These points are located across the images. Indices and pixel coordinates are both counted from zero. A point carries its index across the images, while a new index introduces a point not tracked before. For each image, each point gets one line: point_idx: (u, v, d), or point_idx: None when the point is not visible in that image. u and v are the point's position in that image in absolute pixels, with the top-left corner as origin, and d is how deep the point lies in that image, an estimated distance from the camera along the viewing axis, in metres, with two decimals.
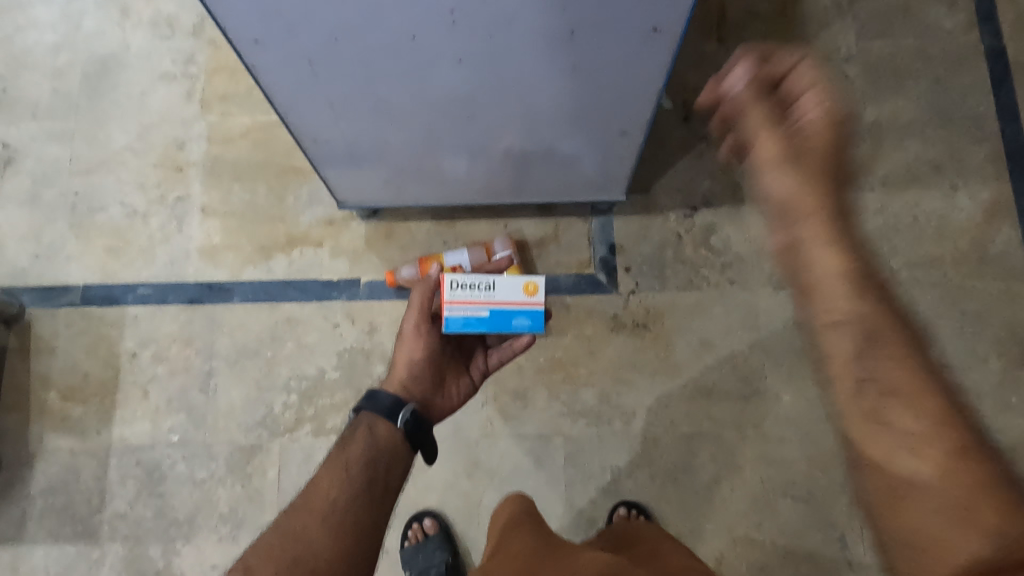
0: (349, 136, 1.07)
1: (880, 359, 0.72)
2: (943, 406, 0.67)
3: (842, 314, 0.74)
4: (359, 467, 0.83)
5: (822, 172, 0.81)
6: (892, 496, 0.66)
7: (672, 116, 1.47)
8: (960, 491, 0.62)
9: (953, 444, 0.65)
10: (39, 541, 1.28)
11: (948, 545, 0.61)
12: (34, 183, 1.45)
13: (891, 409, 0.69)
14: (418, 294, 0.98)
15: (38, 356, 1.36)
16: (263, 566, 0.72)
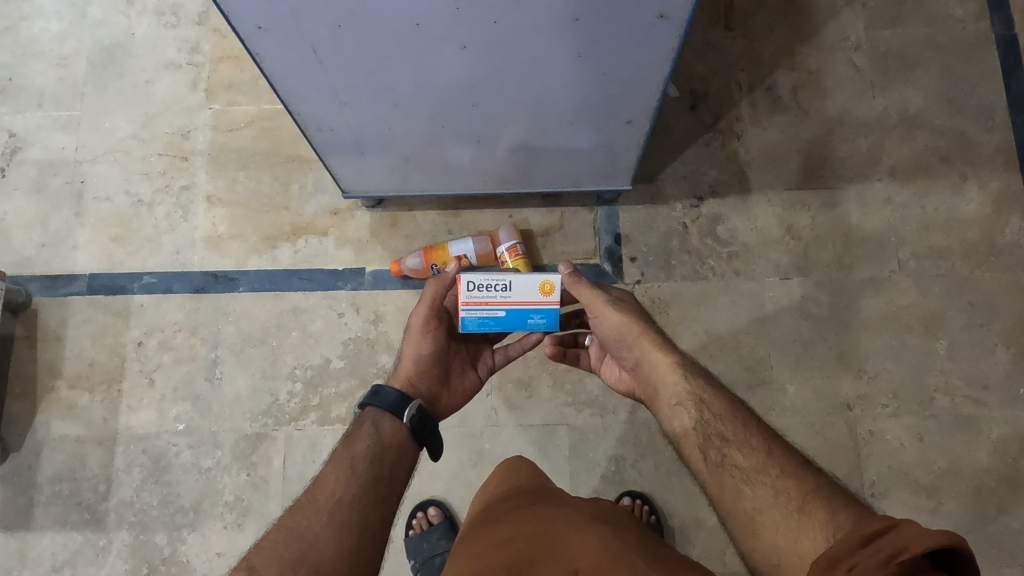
0: (353, 125, 1.07)
1: (709, 421, 0.80)
2: (765, 451, 0.75)
3: (680, 393, 0.84)
4: (365, 464, 0.81)
5: (639, 312, 0.94)
6: (746, 522, 0.71)
7: (678, 105, 1.46)
8: (790, 502, 0.69)
9: (779, 473, 0.73)
10: (45, 528, 1.29)
11: (798, 549, 0.65)
12: (40, 172, 1.45)
13: (729, 458, 0.76)
14: (432, 292, 0.96)
15: (45, 345, 1.37)
16: (267, 565, 0.69)
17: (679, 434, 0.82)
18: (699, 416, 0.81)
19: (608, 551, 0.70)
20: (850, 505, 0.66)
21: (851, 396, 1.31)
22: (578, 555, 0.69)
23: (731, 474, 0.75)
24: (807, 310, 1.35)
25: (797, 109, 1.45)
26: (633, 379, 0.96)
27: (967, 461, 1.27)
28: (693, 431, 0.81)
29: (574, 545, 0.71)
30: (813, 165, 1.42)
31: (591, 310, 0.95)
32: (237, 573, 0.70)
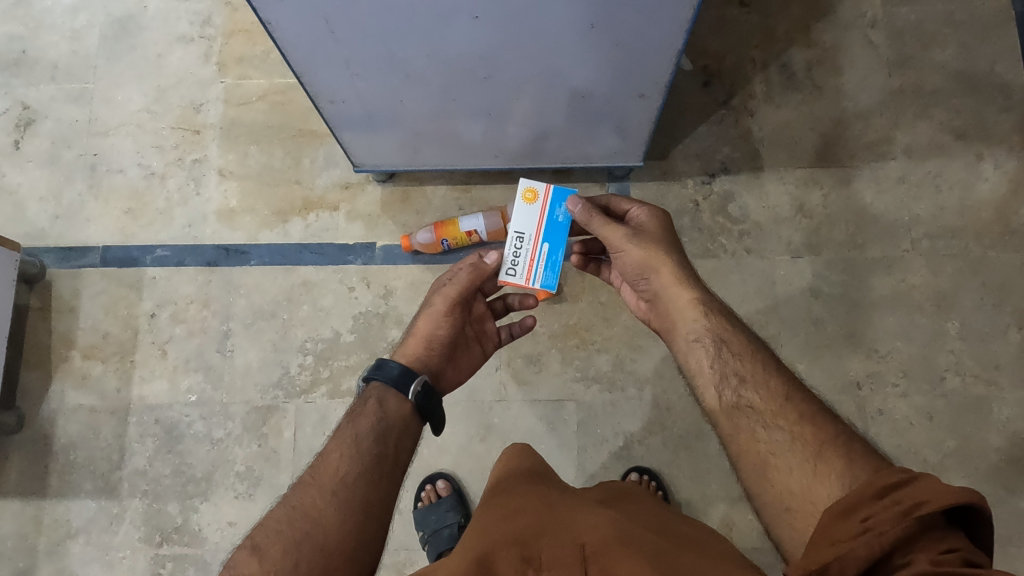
0: (364, 97, 1.07)
1: (727, 360, 0.81)
2: (784, 396, 0.76)
3: (699, 329, 0.85)
4: (368, 441, 0.81)
5: (661, 241, 0.93)
6: (759, 465, 0.72)
7: (691, 82, 1.45)
8: (806, 449, 0.70)
9: (796, 418, 0.73)
10: (60, 495, 1.31)
11: (811, 495, 0.66)
12: (53, 145, 1.46)
13: (745, 399, 0.77)
14: (462, 278, 0.97)
15: (59, 316, 1.38)
16: (270, 543, 0.70)
17: (695, 370, 0.84)
18: (717, 354, 0.82)
19: (612, 528, 0.69)
20: (867, 456, 0.67)
21: (860, 375, 1.31)
22: (586, 530, 0.68)
23: (747, 415, 0.76)
24: (818, 288, 1.34)
25: (812, 86, 1.43)
26: (651, 311, 0.96)
27: (976, 441, 1.26)
28: (710, 369, 0.82)
29: (581, 521, 0.70)
30: (826, 143, 1.41)
31: (615, 243, 0.94)
32: (240, 551, 0.70)
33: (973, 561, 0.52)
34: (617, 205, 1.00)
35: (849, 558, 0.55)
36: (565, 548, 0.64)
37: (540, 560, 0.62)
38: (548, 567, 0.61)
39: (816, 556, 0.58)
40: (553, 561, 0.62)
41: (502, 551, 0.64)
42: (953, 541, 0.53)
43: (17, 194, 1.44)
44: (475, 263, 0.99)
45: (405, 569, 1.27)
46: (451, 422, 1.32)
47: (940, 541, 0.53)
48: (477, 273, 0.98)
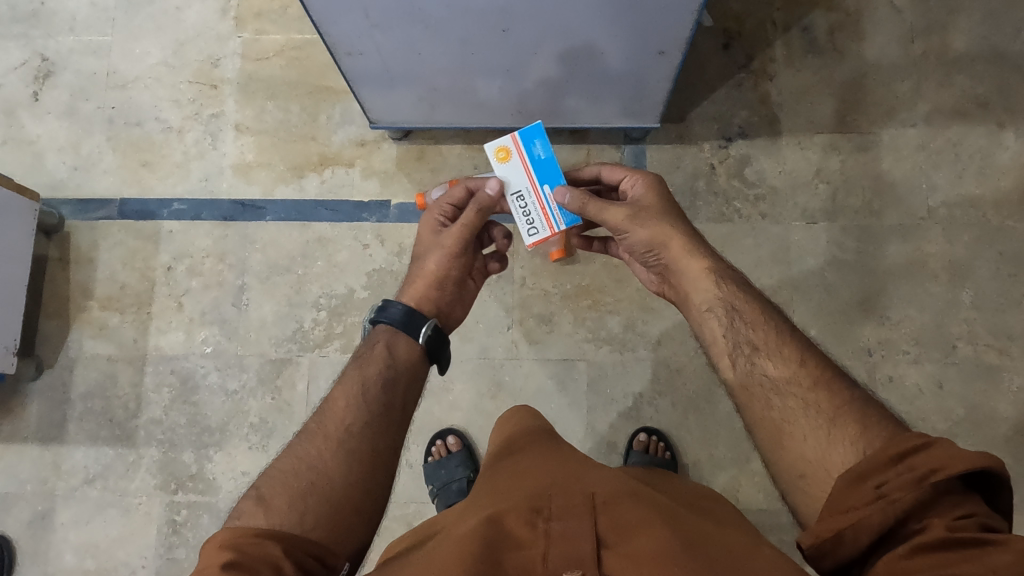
0: (383, 49, 1.06)
1: (740, 329, 0.79)
2: (798, 361, 0.74)
3: (710, 299, 0.83)
4: (376, 388, 0.80)
5: (663, 214, 0.91)
6: (774, 431, 0.71)
7: (711, 44, 1.43)
8: (819, 416, 0.68)
9: (810, 385, 0.71)
10: (78, 441, 1.34)
11: (826, 462, 0.65)
12: (71, 97, 1.46)
13: (758, 367, 0.76)
14: (469, 219, 0.95)
15: (77, 266, 1.40)
16: (276, 494, 0.69)
17: (709, 340, 0.82)
18: (730, 323, 0.80)
19: (623, 486, 0.69)
20: (883, 422, 0.65)
21: (872, 341, 1.31)
22: (597, 485, 0.68)
23: (761, 382, 0.74)
24: (832, 254, 1.34)
25: (833, 51, 1.42)
26: (663, 281, 0.95)
27: (986, 410, 1.26)
28: (723, 338, 0.80)
29: (594, 477, 0.70)
30: (845, 109, 1.40)
31: (621, 223, 0.92)
32: (245, 502, 0.69)
33: (990, 526, 0.52)
34: (610, 175, 1.00)
35: (863, 524, 0.55)
36: (575, 499, 0.64)
37: (549, 511, 0.62)
38: (558, 517, 0.61)
39: (829, 522, 0.58)
40: (562, 511, 0.61)
41: (512, 505, 0.64)
42: (969, 507, 0.53)
43: (36, 145, 1.45)
44: (480, 202, 0.96)
45: (415, 521, 1.29)
46: (462, 379, 1.33)
47: (956, 507, 0.53)
48: (485, 211, 0.96)
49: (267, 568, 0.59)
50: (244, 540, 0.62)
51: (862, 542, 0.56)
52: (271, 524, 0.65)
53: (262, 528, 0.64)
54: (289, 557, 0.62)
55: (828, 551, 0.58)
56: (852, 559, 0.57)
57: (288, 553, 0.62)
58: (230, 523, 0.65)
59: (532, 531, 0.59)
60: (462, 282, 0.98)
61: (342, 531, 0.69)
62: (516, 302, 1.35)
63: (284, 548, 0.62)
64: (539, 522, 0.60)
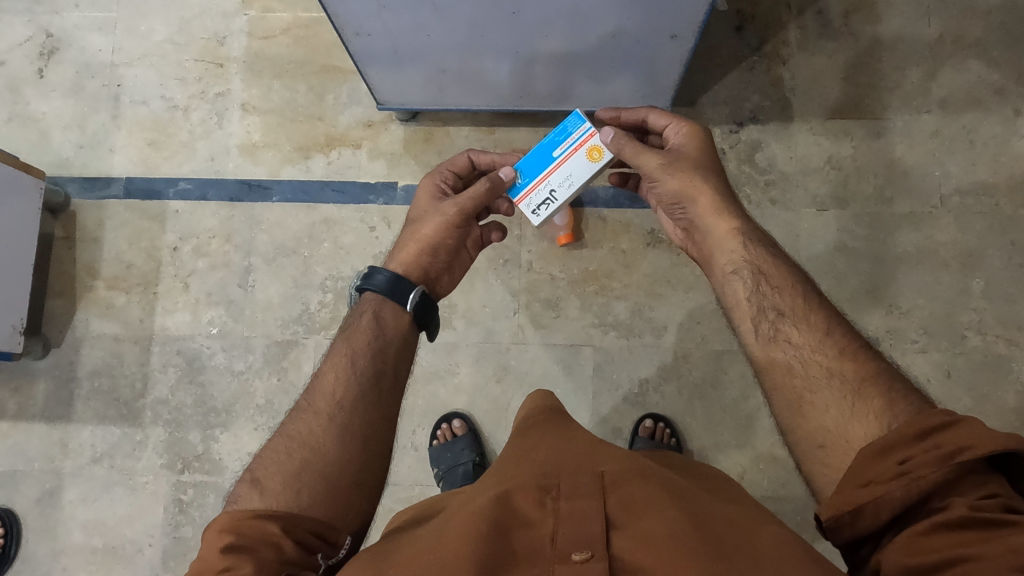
0: (391, 30, 1.05)
1: (765, 294, 0.77)
2: (825, 330, 0.72)
3: (736, 261, 0.81)
4: (365, 355, 0.79)
5: (697, 167, 0.89)
6: (795, 398, 0.70)
7: (724, 25, 1.41)
8: (844, 386, 0.67)
9: (835, 354, 0.70)
10: (85, 420, 1.34)
11: (847, 433, 0.64)
12: (77, 73, 1.45)
13: (783, 333, 0.74)
14: (481, 191, 0.94)
15: (84, 245, 1.40)
16: (270, 475, 0.68)
17: (732, 302, 0.80)
18: (755, 288, 0.78)
19: (633, 465, 0.67)
20: (909, 395, 0.64)
21: (881, 330, 1.30)
22: (607, 465, 0.65)
23: (785, 349, 0.73)
24: (842, 242, 1.33)
25: (848, 34, 1.40)
26: (688, 240, 0.94)
27: (993, 401, 1.26)
28: (747, 302, 0.78)
29: (602, 455, 0.68)
30: (859, 94, 1.38)
31: (651, 174, 0.91)
32: (239, 485, 0.68)
33: (1013, 507, 0.51)
34: (655, 120, 0.97)
35: (884, 500, 0.55)
36: (585, 477, 0.62)
37: (559, 489, 0.60)
38: (568, 495, 0.59)
39: (849, 496, 0.58)
40: (571, 490, 0.60)
41: (520, 481, 0.63)
42: (993, 487, 0.52)
43: (42, 123, 1.44)
44: (493, 179, 0.95)
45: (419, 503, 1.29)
46: (467, 363, 1.33)
47: (980, 488, 0.52)
48: (494, 189, 0.95)
49: (268, 549, 0.59)
50: (245, 522, 0.61)
51: (883, 517, 0.55)
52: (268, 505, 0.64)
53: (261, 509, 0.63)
54: (289, 535, 0.62)
55: (847, 522, 0.58)
56: (869, 533, 0.56)
57: (288, 533, 0.62)
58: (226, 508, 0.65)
59: (541, 510, 0.58)
60: (455, 250, 0.96)
61: (342, 506, 0.68)
62: (522, 287, 1.35)
63: (283, 527, 0.62)
64: (548, 502, 0.59)
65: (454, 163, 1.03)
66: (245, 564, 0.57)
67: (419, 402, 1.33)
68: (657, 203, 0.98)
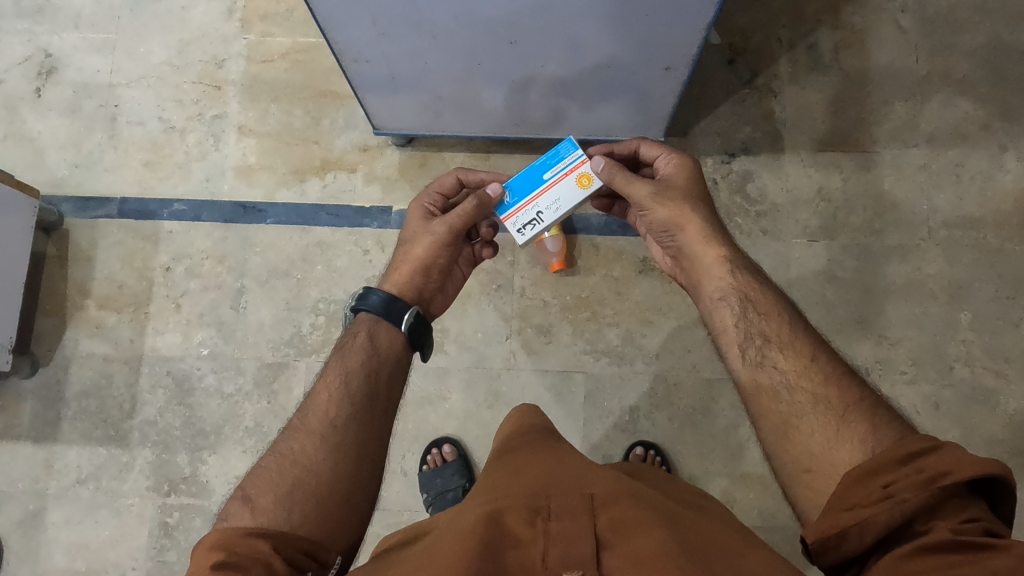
0: (389, 57, 1.06)
1: (752, 320, 0.78)
2: (810, 356, 0.73)
3: (724, 287, 0.82)
4: (358, 372, 0.79)
5: (686, 197, 0.90)
6: (780, 424, 0.70)
7: (717, 58, 1.44)
8: (829, 412, 0.67)
9: (821, 380, 0.70)
10: (71, 441, 1.33)
11: (832, 457, 0.64)
12: (74, 94, 1.46)
13: (769, 358, 0.74)
14: (468, 210, 0.93)
15: (76, 265, 1.40)
16: (262, 493, 0.67)
17: (718, 328, 0.81)
18: (742, 314, 0.79)
19: (622, 486, 0.67)
20: (892, 420, 0.65)
21: (870, 361, 1.31)
22: (596, 485, 0.65)
23: (771, 374, 0.73)
24: (832, 273, 1.34)
25: (838, 69, 1.42)
26: (674, 266, 0.94)
27: (981, 432, 1.27)
28: (734, 328, 0.79)
29: (591, 475, 0.68)
30: (849, 127, 1.40)
31: (640, 202, 0.92)
32: (231, 503, 0.67)
33: (993, 531, 0.51)
34: (647, 152, 0.99)
35: (868, 523, 0.55)
36: (573, 498, 0.62)
37: (549, 510, 0.60)
38: (558, 516, 0.59)
39: (833, 519, 0.58)
40: (562, 510, 0.60)
41: (509, 500, 0.63)
42: (974, 511, 0.52)
43: (37, 141, 1.44)
44: (481, 197, 0.94)
45: None
46: (458, 388, 1.33)
47: (962, 511, 0.53)
48: (483, 208, 0.94)
49: (257, 567, 0.58)
50: (235, 539, 0.60)
51: (867, 540, 0.55)
52: (260, 523, 0.64)
53: (251, 526, 0.62)
54: (279, 553, 0.61)
55: (832, 546, 0.58)
56: (854, 556, 0.56)
57: (279, 550, 0.61)
58: (218, 526, 0.64)
59: (530, 530, 0.58)
60: (447, 270, 0.97)
61: (333, 527, 0.67)
62: (515, 312, 1.35)
63: (274, 545, 0.61)
64: (538, 521, 0.59)
65: (443, 183, 1.02)
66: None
67: (409, 426, 1.32)
68: (645, 230, 0.99)
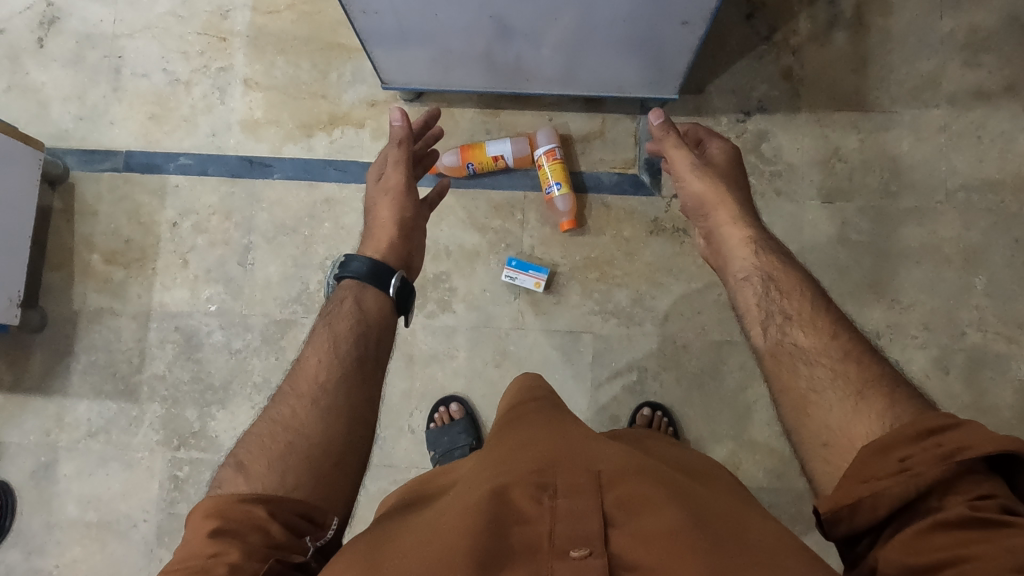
0: (399, 9, 1.04)
1: (774, 299, 0.78)
2: (831, 334, 0.72)
3: (748, 268, 0.82)
4: (349, 333, 0.79)
5: (720, 176, 0.91)
6: (799, 401, 0.69)
7: (735, 13, 1.39)
8: (847, 386, 0.66)
9: (840, 356, 0.69)
10: (81, 395, 1.34)
11: (848, 432, 0.63)
12: (77, 44, 1.43)
13: (790, 336, 0.74)
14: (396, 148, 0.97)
15: (82, 219, 1.39)
16: (255, 459, 0.67)
17: (742, 308, 0.81)
18: (765, 292, 0.79)
19: (628, 463, 0.65)
20: (912, 400, 0.63)
21: (881, 325, 1.30)
22: (603, 463, 0.64)
23: (791, 351, 0.73)
24: (845, 235, 1.32)
25: (859, 25, 1.38)
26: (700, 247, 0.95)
27: (990, 398, 1.26)
28: (757, 307, 0.79)
29: (599, 452, 0.67)
30: (868, 86, 1.36)
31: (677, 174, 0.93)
32: (224, 470, 0.67)
33: (1011, 509, 0.51)
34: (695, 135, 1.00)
35: (882, 496, 0.55)
36: (581, 475, 0.61)
37: (556, 486, 0.59)
38: (565, 494, 0.58)
39: (847, 490, 0.58)
40: (568, 488, 0.59)
41: (515, 476, 0.61)
42: (991, 488, 0.51)
43: (41, 94, 1.42)
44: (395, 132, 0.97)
45: None
46: (465, 347, 1.33)
47: (977, 486, 0.52)
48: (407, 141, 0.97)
49: (255, 534, 0.58)
50: (230, 506, 0.60)
51: (880, 513, 0.55)
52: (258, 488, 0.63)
53: (247, 493, 0.62)
54: (276, 519, 0.61)
55: (843, 517, 0.57)
56: (866, 528, 0.56)
57: (275, 516, 0.61)
58: (211, 492, 0.64)
59: (537, 506, 0.57)
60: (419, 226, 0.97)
61: (329, 490, 0.67)
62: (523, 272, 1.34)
63: (270, 510, 0.61)
64: (544, 498, 0.58)
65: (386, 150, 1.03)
66: (234, 547, 0.56)
67: (417, 385, 1.32)
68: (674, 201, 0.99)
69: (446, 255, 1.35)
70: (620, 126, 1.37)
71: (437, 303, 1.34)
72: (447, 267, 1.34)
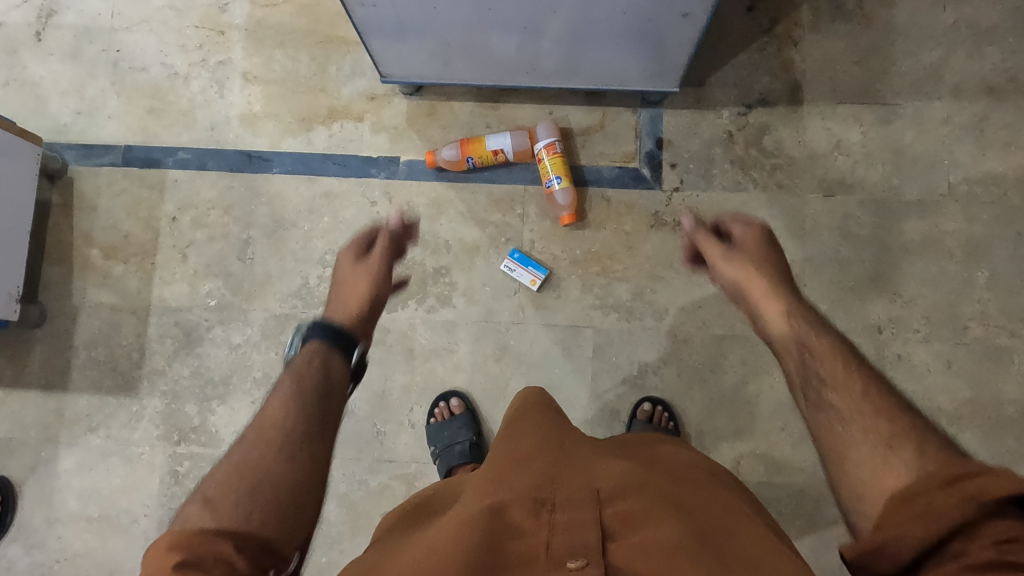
0: (397, 2, 1.03)
1: (811, 363, 0.74)
2: (866, 390, 0.68)
3: (786, 336, 0.79)
4: (298, 408, 0.72)
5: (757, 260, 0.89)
6: (834, 463, 0.65)
7: (736, 5, 1.38)
8: (877, 439, 0.63)
9: (874, 411, 0.65)
10: (81, 390, 1.34)
11: (877, 486, 0.60)
12: (75, 38, 1.43)
13: (827, 398, 0.70)
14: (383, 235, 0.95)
15: (81, 214, 1.38)
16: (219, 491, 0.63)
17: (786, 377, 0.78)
18: (802, 361, 0.75)
19: (630, 480, 0.65)
20: (942, 447, 0.60)
21: (882, 319, 1.29)
22: (604, 480, 0.63)
23: (828, 415, 0.69)
24: (847, 229, 1.32)
25: (861, 17, 1.37)
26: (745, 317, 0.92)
27: (992, 392, 1.26)
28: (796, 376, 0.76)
29: (601, 469, 0.66)
30: (871, 79, 1.35)
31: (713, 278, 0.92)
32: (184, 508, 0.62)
33: None
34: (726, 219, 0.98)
35: (902, 542, 0.52)
36: (581, 491, 0.60)
37: (555, 501, 0.59)
38: (564, 509, 0.58)
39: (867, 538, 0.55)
40: (567, 502, 0.59)
41: (513, 492, 0.61)
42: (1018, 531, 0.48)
43: (39, 87, 1.42)
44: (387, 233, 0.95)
45: (416, 481, 1.29)
46: (465, 341, 1.32)
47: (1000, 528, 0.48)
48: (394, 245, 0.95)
49: (218, 566, 0.54)
50: (193, 539, 0.56)
51: (901, 560, 0.52)
52: (220, 523, 0.59)
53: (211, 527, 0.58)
54: (243, 554, 0.57)
55: (867, 563, 0.55)
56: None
57: (242, 551, 0.57)
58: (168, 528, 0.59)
59: (534, 522, 0.57)
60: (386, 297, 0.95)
61: (298, 528, 0.63)
62: None
63: (238, 544, 0.57)
64: (543, 512, 0.58)
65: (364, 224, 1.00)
66: None
67: (417, 379, 1.32)
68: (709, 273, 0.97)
69: (446, 250, 1.34)
70: (620, 120, 1.37)
71: (436, 298, 1.33)
72: (448, 261, 1.34)
